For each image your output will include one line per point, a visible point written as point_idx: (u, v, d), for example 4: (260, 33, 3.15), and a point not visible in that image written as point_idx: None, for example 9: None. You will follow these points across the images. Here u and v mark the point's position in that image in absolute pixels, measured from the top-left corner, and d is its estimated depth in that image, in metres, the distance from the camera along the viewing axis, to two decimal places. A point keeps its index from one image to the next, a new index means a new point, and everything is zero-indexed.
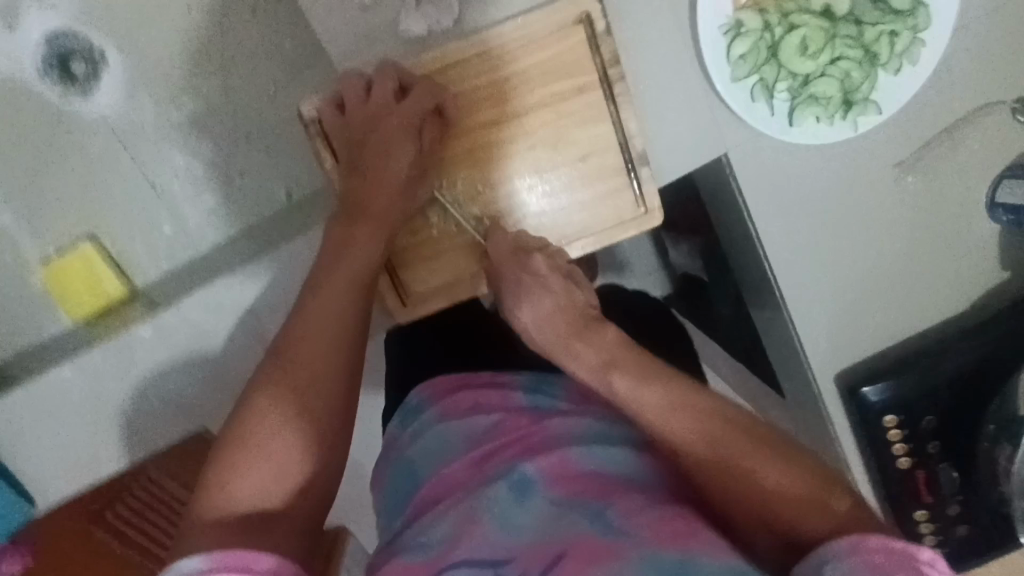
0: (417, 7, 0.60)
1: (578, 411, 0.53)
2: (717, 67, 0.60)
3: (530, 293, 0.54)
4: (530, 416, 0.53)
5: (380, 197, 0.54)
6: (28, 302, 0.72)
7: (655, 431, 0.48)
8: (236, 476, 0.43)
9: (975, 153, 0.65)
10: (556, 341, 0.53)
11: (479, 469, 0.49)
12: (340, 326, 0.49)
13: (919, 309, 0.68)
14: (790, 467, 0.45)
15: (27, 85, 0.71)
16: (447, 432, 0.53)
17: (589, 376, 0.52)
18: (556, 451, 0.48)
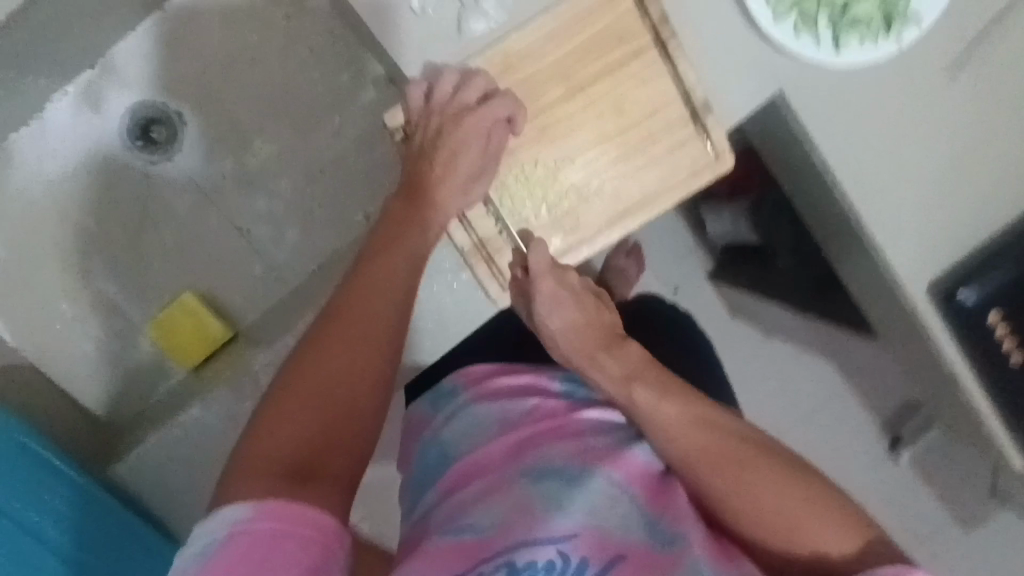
0: (478, 4, 0.61)
1: (609, 409, 0.57)
2: (759, 8, 0.62)
3: (566, 305, 0.58)
4: (564, 405, 0.56)
5: (445, 188, 0.58)
6: (139, 362, 0.76)
7: (662, 437, 0.51)
8: (279, 426, 0.46)
9: (1012, 45, 0.67)
10: (582, 354, 0.57)
11: (518, 454, 0.51)
12: (393, 295, 0.52)
13: (995, 204, 0.69)
14: (797, 498, 0.48)
15: (116, 157, 0.76)
16: (485, 418, 0.56)
17: (611, 385, 0.55)
18: (600, 446, 0.51)
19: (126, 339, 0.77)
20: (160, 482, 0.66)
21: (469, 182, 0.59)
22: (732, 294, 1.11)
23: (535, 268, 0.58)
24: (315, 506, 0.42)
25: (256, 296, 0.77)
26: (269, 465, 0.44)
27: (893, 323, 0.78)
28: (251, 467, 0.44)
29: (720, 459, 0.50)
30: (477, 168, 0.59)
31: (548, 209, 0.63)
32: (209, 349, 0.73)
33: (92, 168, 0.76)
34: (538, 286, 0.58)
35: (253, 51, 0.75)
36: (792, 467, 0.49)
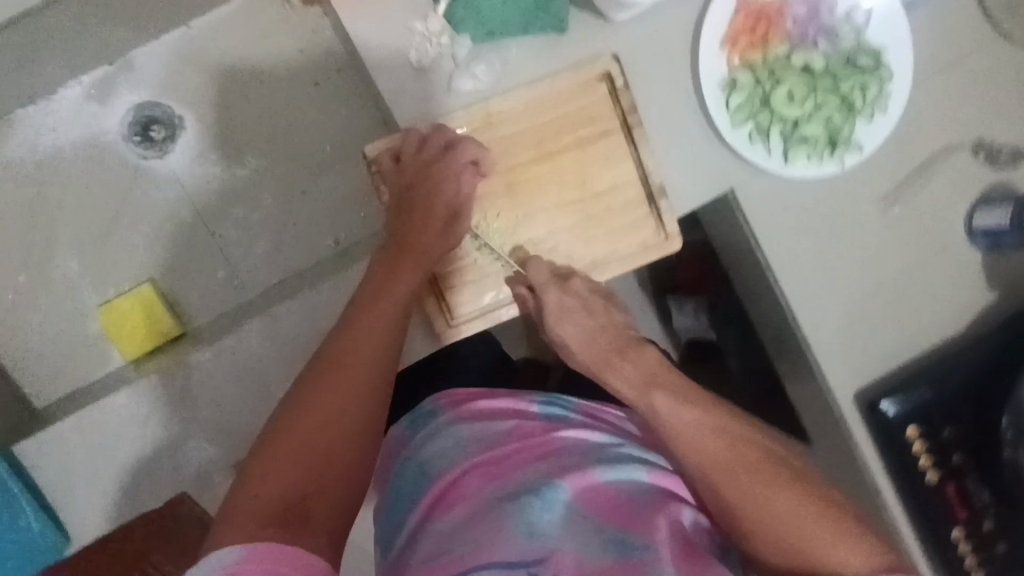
0: (469, 66, 0.66)
1: (588, 429, 0.62)
2: (719, 114, 0.69)
3: (579, 314, 0.65)
4: (542, 426, 0.61)
5: (424, 233, 0.63)
6: (86, 343, 0.78)
7: (678, 442, 0.58)
8: (273, 470, 0.48)
9: (945, 186, 0.74)
10: (600, 359, 0.65)
11: (498, 479, 0.56)
12: (381, 342, 0.56)
13: (917, 328, 0.75)
14: (792, 502, 0.54)
15: (110, 147, 0.79)
16: (465, 439, 0.61)
17: (631, 391, 0.62)
18: (576, 473, 0.56)
19: (78, 320, 0.78)
20: (78, 458, 0.67)
21: (444, 231, 0.64)
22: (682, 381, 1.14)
23: (537, 284, 0.65)
24: (311, 549, 0.45)
25: (214, 299, 0.80)
26: (266, 507, 0.46)
27: (819, 424, 0.81)
28: (247, 514, 0.45)
29: (729, 462, 0.56)
30: (450, 217, 0.64)
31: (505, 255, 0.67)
32: (157, 344, 0.77)
33: (86, 152, 0.79)
34: (547, 297, 0.65)
35: (261, 73, 0.79)
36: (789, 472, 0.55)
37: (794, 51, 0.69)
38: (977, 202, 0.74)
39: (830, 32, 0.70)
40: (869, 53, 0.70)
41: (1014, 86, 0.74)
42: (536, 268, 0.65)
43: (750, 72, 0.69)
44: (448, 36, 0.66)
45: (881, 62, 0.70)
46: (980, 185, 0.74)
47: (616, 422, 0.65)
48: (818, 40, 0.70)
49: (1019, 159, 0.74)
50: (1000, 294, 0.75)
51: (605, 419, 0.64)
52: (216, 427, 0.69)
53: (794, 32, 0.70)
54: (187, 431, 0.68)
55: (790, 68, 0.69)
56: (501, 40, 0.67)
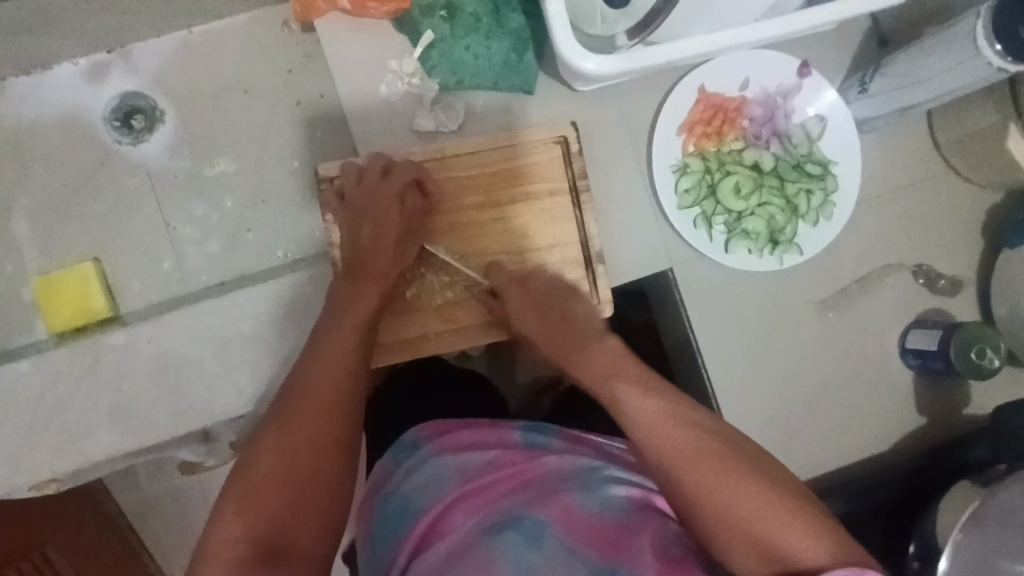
0: (431, 108, 0.69)
1: (572, 455, 0.60)
2: (666, 194, 0.71)
3: (536, 310, 0.64)
4: (524, 454, 0.60)
5: (378, 258, 0.65)
6: (15, 310, 0.77)
7: (642, 429, 0.55)
8: (242, 509, 0.51)
9: (883, 302, 0.75)
10: (557, 351, 0.63)
11: (479, 508, 0.56)
12: (347, 365, 0.59)
13: (841, 438, 0.74)
14: (748, 487, 0.50)
15: (89, 127, 0.81)
16: (446, 469, 0.60)
17: (592, 382, 0.60)
18: (563, 502, 0.55)
19: (12, 284, 0.78)
20: None
21: (398, 252, 0.66)
22: None
23: (499, 287, 0.66)
24: None
25: (155, 288, 0.80)
26: (242, 545, 0.50)
27: None
28: (219, 556, 0.49)
29: (694, 451, 0.53)
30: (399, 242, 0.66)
31: (438, 282, 0.68)
32: (85, 323, 0.76)
33: (64, 127, 0.81)
34: (507, 297, 0.65)
35: (247, 83, 0.83)
36: (751, 456, 0.52)
37: (747, 148, 0.73)
38: (913, 323, 0.75)
39: (784, 135, 0.73)
40: (818, 161, 0.73)
41: (957, 218, 0.76)
42: (498, 279, 0.66)
43: (701, 159, 0.72)
44: (420, 77, 0.70)
45: (829, 171, 0.72)
46: (917, 307, 0.76)
47: (601, 444, 0.63)
48: (770, 141, 0.73)
49: (957, 287, 0.76)
50: (926, 419, 0.75)
51: (590, 444, 0.62)
52: (112, 413, 0.67)
53: (749, 130, 0.73)
54: (83, 413, 0.67)
55: (741, 164, 0.72)
56: (470, 90, 0.70)
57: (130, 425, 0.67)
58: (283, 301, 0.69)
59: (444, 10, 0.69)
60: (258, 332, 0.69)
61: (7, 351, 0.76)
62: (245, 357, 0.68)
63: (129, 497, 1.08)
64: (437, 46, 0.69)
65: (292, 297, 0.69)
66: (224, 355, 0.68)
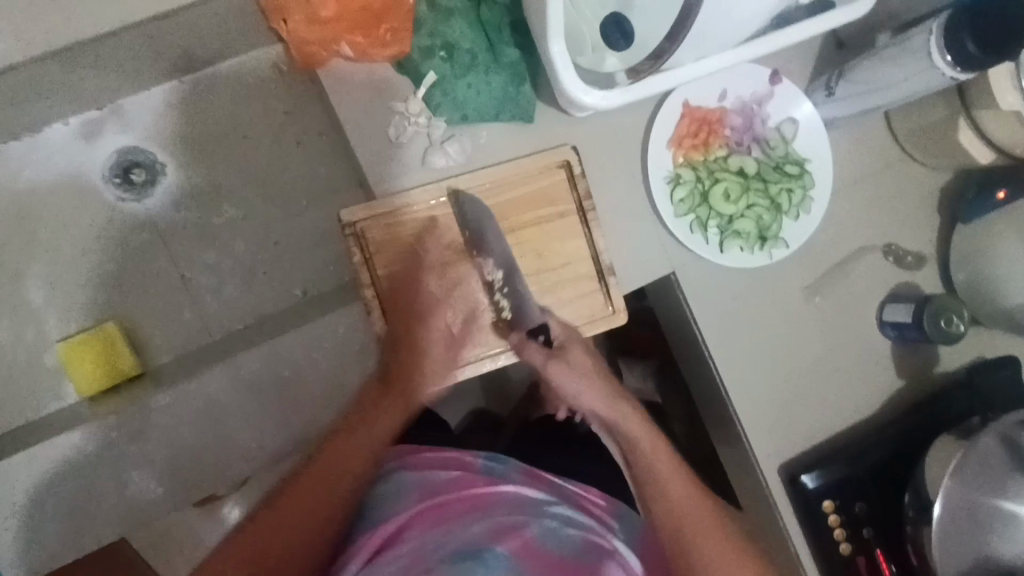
0: (441, 145, 0.73)
1: (526, 486, 0.72)
2: (664, 205, 0.77)
3: (586, 359, 0.72)
4: (484, 480, 0.71)
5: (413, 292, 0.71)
6: (42, 377, 0.79)
7: (657, 491, 0.72)
8: (267, 521, 0.65)
9: (861, 281, 0.84)
10: (602, 400, 0.73)
11: (438, 525, 0.67)
12: (387, 416, 0.71)
13: (835, 407, 0.83)
14: (718, 550, 0.70)
15: (90, 188, 0.82)
16: (410, 486, 0.71)
17: (632, 434, 0.73)
18: (511, 523, 0.68)
19: (36, 351, 0.79)
20: (22, 495, 0.67)
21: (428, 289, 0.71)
22: None
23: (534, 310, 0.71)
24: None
25: (179, 340, 0.82)
26: (260, 549, 0.63)
27: (749, 494, 0.87)
28: (246, 549, 0.64)
29: (690, 519, 0.71)
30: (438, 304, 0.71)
31: (466, 310, 0.72)
32: (115, 382, 0.78)
33: (64, 189, 0.81)
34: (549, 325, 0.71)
35: (246, 129, 0.84)
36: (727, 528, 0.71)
37: (731, 154, 0.79)
38: (887, 298, 0.84)
39: (763, 140, 0.80)
40: (795, 162, 0.80)
41: (918, 198, 0.85)
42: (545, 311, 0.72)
43: (692, 169, 0.78)
44: (427, 116, 0.73)
45: (806, 170, 0.80)
46: (891, 282, 0.84)
47: (554, 481, 0.74)
48: (752, 146, 0.80)
49: (923, 262, 0.85)
50: (906, 381, 0.84)
51: (545, 481, 0.74)
52: (167, 468, 0.70)
53: (731, 137, 0.79)
54: (137, 471, 0.70)
55: (727, 170, 0.79)
56: (474, 124, 0.74)
57: (185, 477, 0.71)
58: (317, 343, 0.73)
59: (443, 51, 0.72)
60: (297, 374, 0.72)
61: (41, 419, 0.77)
62: (288, 400, 0.72)
63: None
64: (439, 86, 0.72)
65: (326, 337, 0.72)
66: (266, 400, 0.71)
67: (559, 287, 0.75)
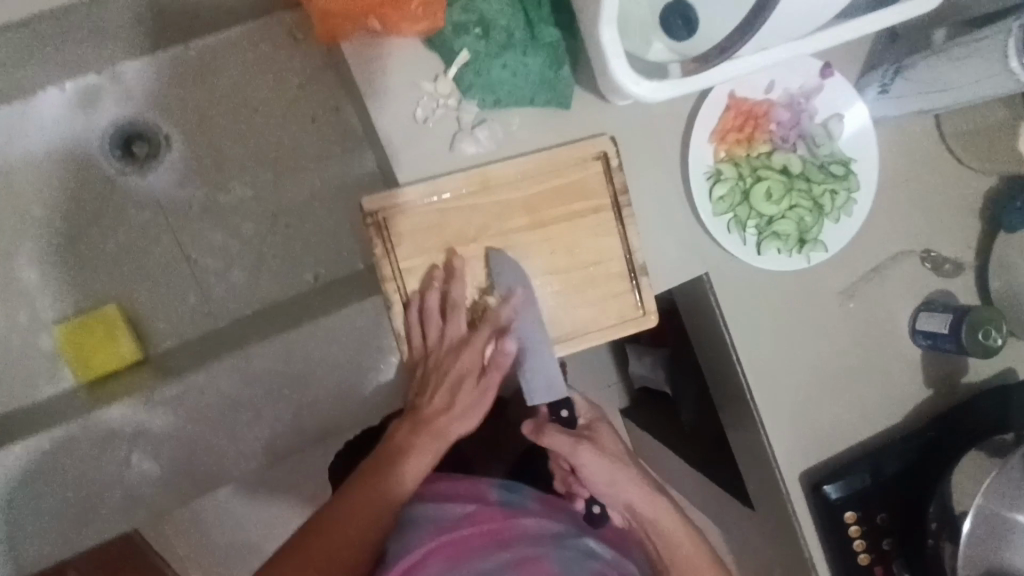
0: (470, 130, 0.68)
1: (547, 518, 0.66)
2: (702, 202, 0.73)
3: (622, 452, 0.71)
4: (501, 512, 0.65)
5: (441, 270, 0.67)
6: (35, 360, 0.74)
7: None
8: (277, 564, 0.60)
9: (896, 287, 0.81)
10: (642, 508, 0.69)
11: (454, 563, 0.60)
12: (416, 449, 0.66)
13: (861, 416, 0.81)
14: None
15: (89, 160, 0.76)
16: (421, 519, 0.64)
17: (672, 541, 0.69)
18: (533, 554, 0.62)
19: (29, 332, 0.75)
20: (16, 487, 0.64)
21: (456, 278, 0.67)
22: (635, 432, 1.18)
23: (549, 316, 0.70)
24: None
25: (181, 325, 0.78)
26: None
27: (765, 500, 0.86)
28: None
29: None
30: (466, 335, 0.66)
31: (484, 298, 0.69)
32: (114, 368, 0.74)
33: (60, 160, 0.76)
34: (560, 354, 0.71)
35: (256, 101, 0.79)
36: None
37: (775, 151, 0.75)
38: (922, 305, 0.81)
39: (808, 137, 0.75)
40: (841, 161, 0.75)
41: (960, 203, 0.82)
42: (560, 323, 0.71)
43: (734, 166, 0.73)
44: (457, 98, 0.67)
45: (852, 171, 0.76)
46: (927, 289, 0.81)
47: (572, 510, 0.71)
48: (796, 143, 0.75)
49: (960, 269, 0.82)
50: (933, 391, 0.82)
51: (562, 508, 0.70)
52: (170, 463, 0.67)
53: (776, 133, 0.75)
54: (138, 465, 0.66)
55: (770, 167, 0.74)
56: (506, 108, 0.69)
57: (189, 472, 0.67)
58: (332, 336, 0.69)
59: (478, 28, 0.67)
60: (310, 368, 0.68)
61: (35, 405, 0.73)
62: (300, 395, 0.68)
63: None
64: (472, 65, 0.66)
65: (342, 329, 0.68)
66: (277, 395, 0.68)
67: (589, 286, 0.71)
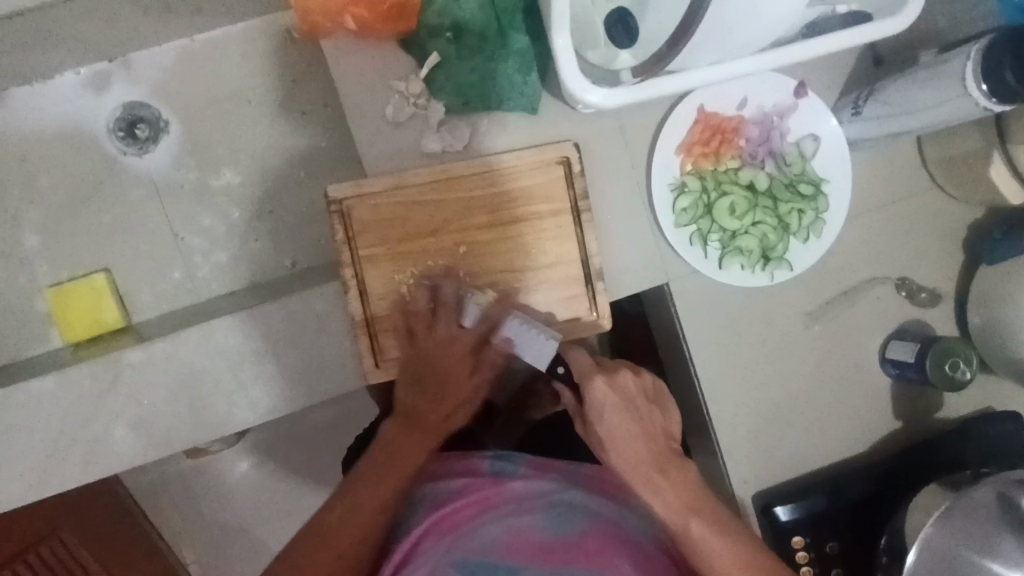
0: (436, 130, 0.71)
1: (536, 479, 0.71)
2: (664, 213, 0.74)
3: (621, 411, 0.65)
4: (491, 480, 0.71)
5: (410, 236, 0.70)
6: (31, 319, 0.81)
7: (703, 560, 0.62)
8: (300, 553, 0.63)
9: (867, 314, 0.79)
10: (645, 468, 0.65)
11: (447, 534, 0.67)
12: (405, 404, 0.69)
13: (821, 441, 0.79)
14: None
15: (94, 138, 0.83)
16: (421, 497, 0.71)
17: (674, 512, 0.64)
18: (517, 520, 0.67)
19: (28, 295, 0.81)
20: None
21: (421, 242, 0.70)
22: None
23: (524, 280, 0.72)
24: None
25: (165, 298, 0.83)
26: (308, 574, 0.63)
27: None
28: None
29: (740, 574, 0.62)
30: (455, 339, 0.69)
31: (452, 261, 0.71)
32: (98, 332, 0.79)
33: (69, 137, 0.82)
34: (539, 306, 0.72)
35: (251, 93, 0.84)
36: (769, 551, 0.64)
37: (743, 167, 0.75)
38: (893, 334, 0.79)
39: (778, 155, 0.75)
40: (811, 181, 0.75)
41: (940, 233, 0.80)
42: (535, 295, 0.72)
43: (699, 179, 0.74)
44: (426, 98, 0.71)
45: (821, 191, 0.75)
46: (899, 317, 0.80)
47: (565, 469, 0.73)
48: (766, 161, 0.76)
49: (937, 300, 0.80)
50: (902, 423, 0.80)
51: (554, 468, 0.73)
52: (132, 424, 0.71)
53: (746, 149, 0.75)
54: (105, 423, 0.71)
55: (735, 182, 0.75)
56: (475, 111, 0.71)
57: (151, 434, 0.72)
58: (293, 318, 0.72)
59: (451, 32, 0.71)
60: (271, 346, 0.72)
61: (25, 360, 0.80)
62: (260, 370, 0.72)
63: (141, 480, 1.13)
64: (442, 67, 0.70)
65: (303, 312, 0.72)
66: (238, 369, 0.72)
67: (545, 287, 0.72)
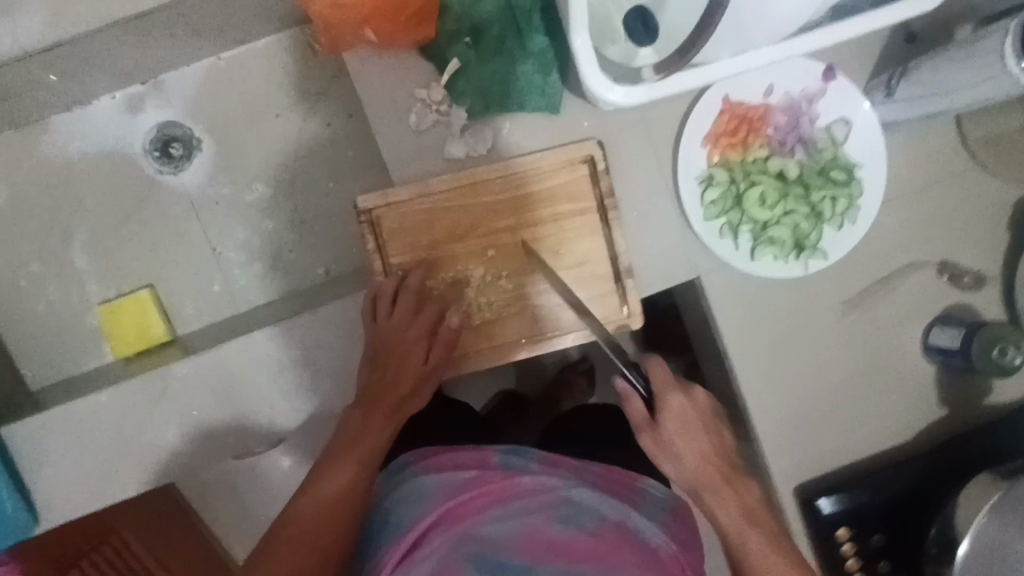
0: (459, 135, 0.71)
1: (550, 474, 0.63)
2: (693, 206, 0.73)
3: (691, 426, 0.63)
4: (501, 473, 0.62)
5: (411, 226, 0.70)
6: (83, 335, 0.85)
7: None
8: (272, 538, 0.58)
9: (908, 300, 0.77)
10: (708, 482, 0.63)
11: (454, 528, 0.57)
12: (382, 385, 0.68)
13: (863, 432, 0.78)
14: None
15: (131, 159, 0.86)
16: (426, 488, 0.62)
17: (736, 527, 0.62)
18: (531, 515, 0.57)
19: (80, 312, 0.85)
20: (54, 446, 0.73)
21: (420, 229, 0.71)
22: None
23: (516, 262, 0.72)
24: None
25: (207, 310, 0.86)
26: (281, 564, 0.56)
27: None
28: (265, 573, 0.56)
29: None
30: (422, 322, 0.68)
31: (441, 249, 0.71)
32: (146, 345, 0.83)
33: (108, 159, 0.86)
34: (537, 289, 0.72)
35: (278, 107, 0.86)
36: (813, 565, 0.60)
37: (772, 155, 0.74)
38: (935, 319, 0.77)
39: (808, 141, 0.74)
40: (844, 167, 0.73)
41: (983, 213, 0.77)
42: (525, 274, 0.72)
43: (727, 170, 0.73)
44: (447, 104, 0.71)
45: (855, 177, 0.73)
46: (942, 302, 0.77)
47: (579, 467, 0.66)
48: (795, 148, 0.74)
49: (983, 283, 0.77)
50: (947, 411, 0.78)
51: (569, 467, 0.65)
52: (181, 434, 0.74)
53: (774, 137, 0.74)
54: (156, 432, 0.74)
55: (765, 172, 0.74)
56: (496, 115, 0.72)
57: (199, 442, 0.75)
58: (328, 326, 0.74)
59: (469, 36, 0.72)
60: (308, 354, 0.74)
61: (81, 375, 0.84)
62: (299, 378, 0.74)
63: (193, 483, 1.18)
64: (462, 73, 0.71)
65: (338, 320, 0.74)
66: (278, 377, 0.74)
67: (573, 287, 0.72)
